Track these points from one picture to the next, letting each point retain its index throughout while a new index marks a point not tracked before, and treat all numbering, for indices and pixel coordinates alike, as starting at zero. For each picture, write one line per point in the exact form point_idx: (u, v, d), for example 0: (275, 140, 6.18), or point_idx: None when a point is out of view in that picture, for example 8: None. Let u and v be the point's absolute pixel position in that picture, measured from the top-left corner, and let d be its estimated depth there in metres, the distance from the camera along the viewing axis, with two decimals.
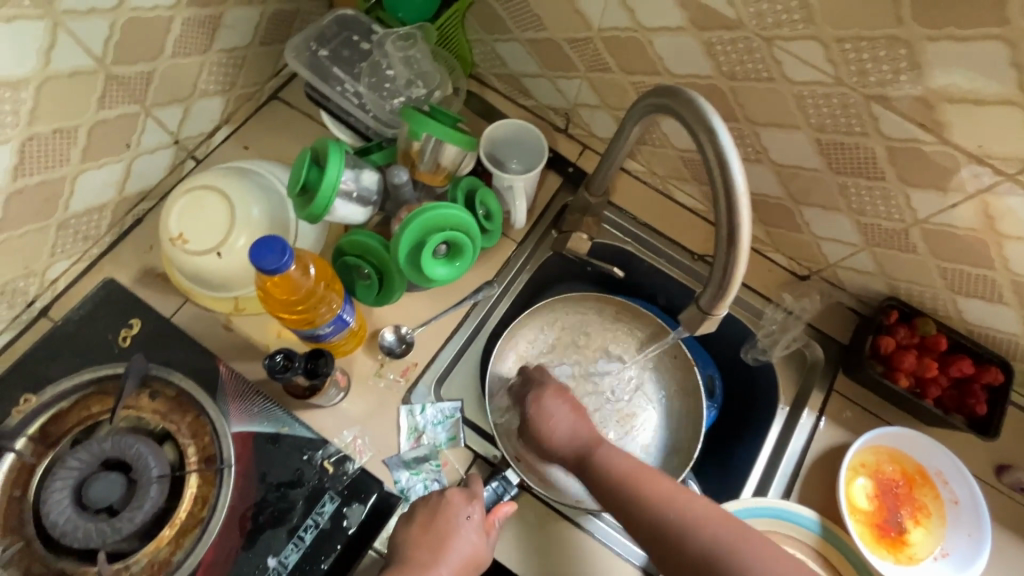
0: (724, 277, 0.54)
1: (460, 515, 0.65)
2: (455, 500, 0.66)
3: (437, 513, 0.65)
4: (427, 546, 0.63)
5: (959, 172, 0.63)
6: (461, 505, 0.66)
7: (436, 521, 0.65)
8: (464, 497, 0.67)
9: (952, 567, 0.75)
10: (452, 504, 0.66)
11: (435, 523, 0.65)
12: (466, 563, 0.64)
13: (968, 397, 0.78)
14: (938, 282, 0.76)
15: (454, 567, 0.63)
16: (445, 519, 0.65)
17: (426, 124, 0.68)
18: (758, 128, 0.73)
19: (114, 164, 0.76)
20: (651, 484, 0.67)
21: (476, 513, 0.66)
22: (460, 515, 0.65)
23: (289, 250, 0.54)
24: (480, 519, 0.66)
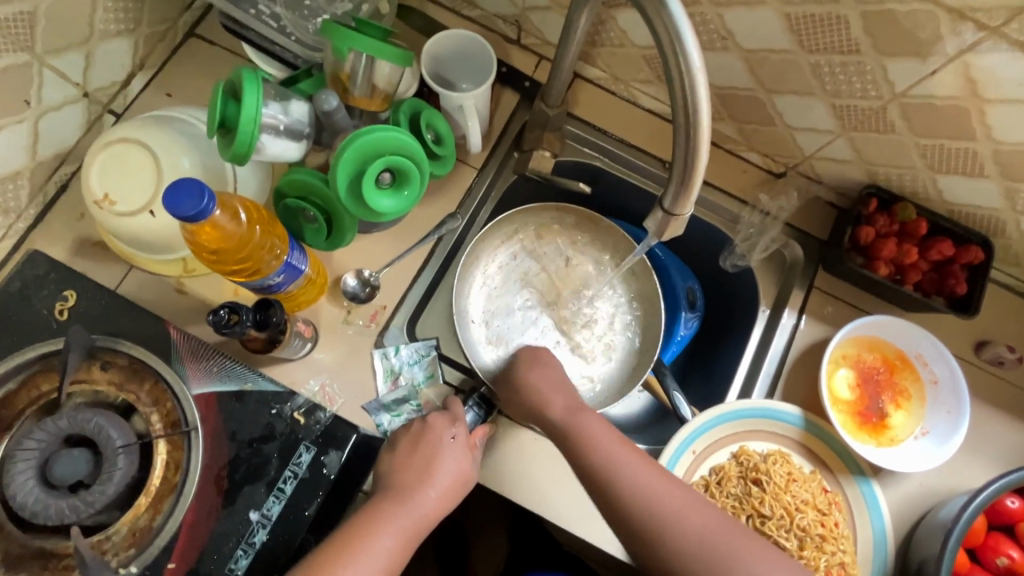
0: (685, 171, 0.49)
1: (444, 436, 0.66)
2: (437, 424, 0.67)
3: (420, 440, 0.66)
4: (414, 470, 0.64)
5: (938, 35, 0.57)
6: (444, 427, 0.67)
7: (421, 446, 0.65)
8: (446, 420, 0.68)
9: (933, 444, 0.76)
10: (436, 428, 0.67)
11: (418, 449, 0.65)
12: (454, 483, 0.65)
13: (947, 277, 0.77)
14: (918, 161, 0.73)
15: (440, 489, 0.64)
16: (428, 443, 0.65)
17: (351, 38, 0.60)
18: (721, 10, 0.66)
19: (16, 124, 0.69)
20: (632, 475, 0.62)
21: (460, 433, 0.68)
22: (444, 436, 0.66)
23: (208, 192, 0.49)
24: (464, 439, 0.68)
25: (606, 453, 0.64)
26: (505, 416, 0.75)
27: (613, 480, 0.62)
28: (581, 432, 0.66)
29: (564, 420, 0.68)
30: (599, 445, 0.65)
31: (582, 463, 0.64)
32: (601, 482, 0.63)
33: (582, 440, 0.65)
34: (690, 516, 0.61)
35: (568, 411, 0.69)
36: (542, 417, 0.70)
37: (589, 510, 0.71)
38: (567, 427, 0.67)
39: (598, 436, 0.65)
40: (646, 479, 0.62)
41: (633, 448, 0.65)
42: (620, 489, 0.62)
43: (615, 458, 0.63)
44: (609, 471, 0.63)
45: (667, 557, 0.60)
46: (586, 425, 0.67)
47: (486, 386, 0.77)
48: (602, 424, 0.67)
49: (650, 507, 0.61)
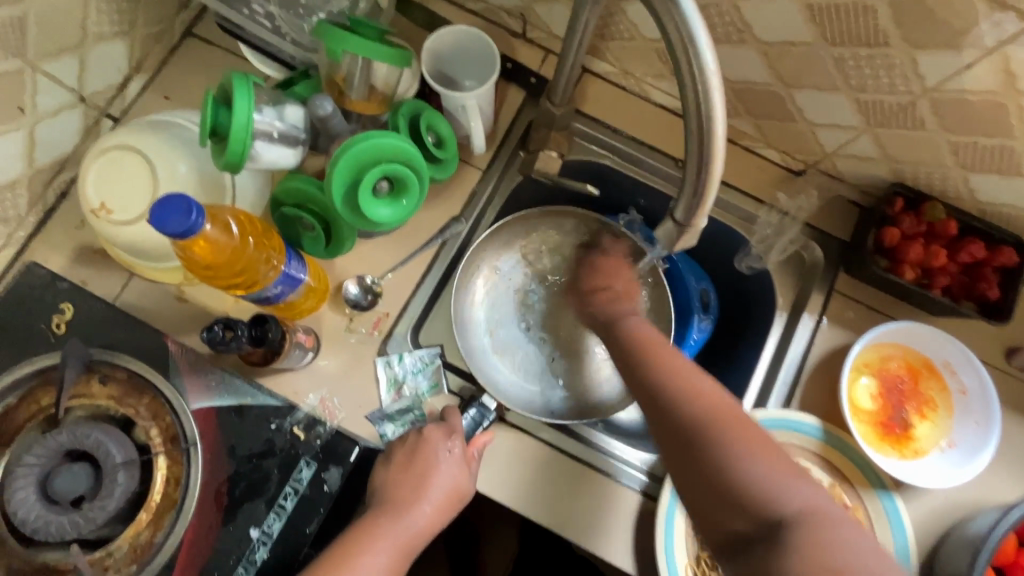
0: (699, 180, 0.46)
1: (439, 450, 0.63)
2: (434, 437, 0.64)
3: (416, 454, 0.63)
4: (408, 484, 0.62)
5: (974, 25, 0.53)
6: (440, 441, 0.64)
7: (415, 460, 0.63)
8: (443, 432, 0.65)
9: (960, 457, 0.72)
10: (431, 441, 0.64)
11: (414, 463, 0.63)
12: (449, 497, 0.63)
13: (978, 281, 0.72)
14: (949, 159, 0.68)
15: (435, 503, 0.63)
16: (424, 457, 0.63)
17: (346, 41, 0.57)
18: (738, 1, 0.62)
19: (12, 132, 0.67)
20: (663, 358, 0.64)
21: (457, 446, 0.64)
22: (440, 450, 0.63)
23: (196, 207, 0.47)
24: (461, 453, 0.64)
25: (649, 347, 0.66)
26: (508, 424, 0.73)
27: (649, 368, 0.63)
28: (624, 330, 0.69)
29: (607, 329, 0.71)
30: (674, 380, 0.61)
31: (646, 398, 0.62)
32: (663, 414, 0.60)
33: (626, 332, 0.69)
34: (791, 484, 0.54)
35: (641, 347, 0.66)
36: (620, 353, 0.68)
37: (594, 523, 0.69)
38: (640, 366, 0.64)
39: (648, 335, 0.68)
40: (723, 414, 0.58)
41: (672, 349, 0.66)
42: (656, 368, 0.63)
43: (693, 391, 0.60)
44: (710, 409, 0.59)
45: (682, 430, 0.58)
46: (627, 325, 0.70)
47: (487, 393, 0.73)
48: (645, 326, 0.69)
49: (672, 387, 0.61)
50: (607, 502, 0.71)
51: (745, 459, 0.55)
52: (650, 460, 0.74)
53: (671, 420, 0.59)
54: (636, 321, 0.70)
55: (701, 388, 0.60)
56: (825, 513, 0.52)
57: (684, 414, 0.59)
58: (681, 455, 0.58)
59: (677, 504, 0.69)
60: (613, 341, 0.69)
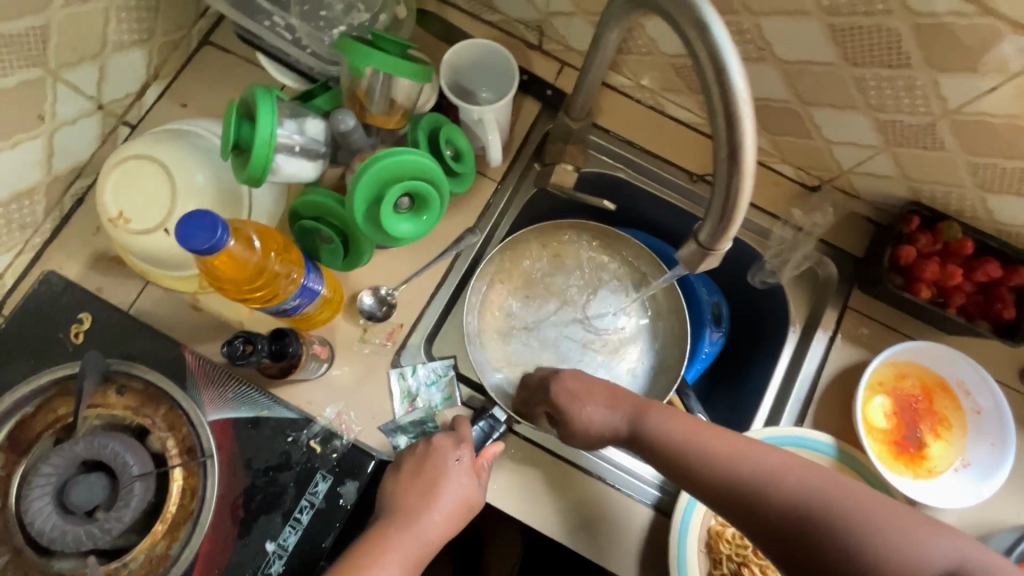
0: (725, 207, 0.46)
1: (448, 458, 0.63)
2: (442, 446, 0.64)
3: (425, 462, 0.63)
4: (417, 493, 0.62)
5: (998, 49, 0.53)
6: (449, 450, 0.64)
7: (425, 469, 0.63)
8: (451, 441, 0.65)
9: (974, 478, 0.72)
10: (441, 450, 0.64)
11: (423, 471, 0.63)
12: (458, 507, 0.63)
13: (993, 301, 0.72)
14: (967, 180, 0.68)
15: (445, 513, 0.62)
16: (434, 466, 0.63)
17: (368, 56, 0.58)
18: (759, 20, 0.62)
19: (31, 140, 0.67)
20: (703, 440, 0.61)
21: (465, 455, 0.64)
22: (449, 459, 0.63)
23: (221, 223, 0.47)
24: (469, 462, 0.64)
25: (682, 439, 0.62)
26: (519, 436, 0.72)
27: (699, 461, 0.60)
28: (640, 429, 0.65)
29: (631, 438, 0.65)
30: (727, 464, 0.58)
31: (719, 503, 0.58)
32: (748, 516, 0.56)
33: (645, 426, 0.65)
34: (902, 515, 0.49)
35: (662, 453, 0.62)
36: (654, 458, 0.63)
37: (603, 536, 0.69)
38: (677, 462, 0.61)
39: (677, 425, 0.63)
40: (801, 487, 0.54)
41: (699, 428, 0.62)
42: (695, 460, 0.60)
43: (726, 454, 0.59)
44: (779, 476, 0.55)
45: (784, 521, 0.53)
46: (641, 423, 0.65)
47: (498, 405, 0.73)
48: (660, 411, 0.65)
49: (730, 474, 0.58)
50: (618, 517, 0.70)
51: (869, 524, 0.50)
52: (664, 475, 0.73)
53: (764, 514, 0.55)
54: (655, 413, 0.65)
55: (751, 471, 0.57)
56: (944, 538, 0.47)
57: (769, 509, 0.55)
58: (800, 552, 0.52)
59: (690, 522, 0.68)
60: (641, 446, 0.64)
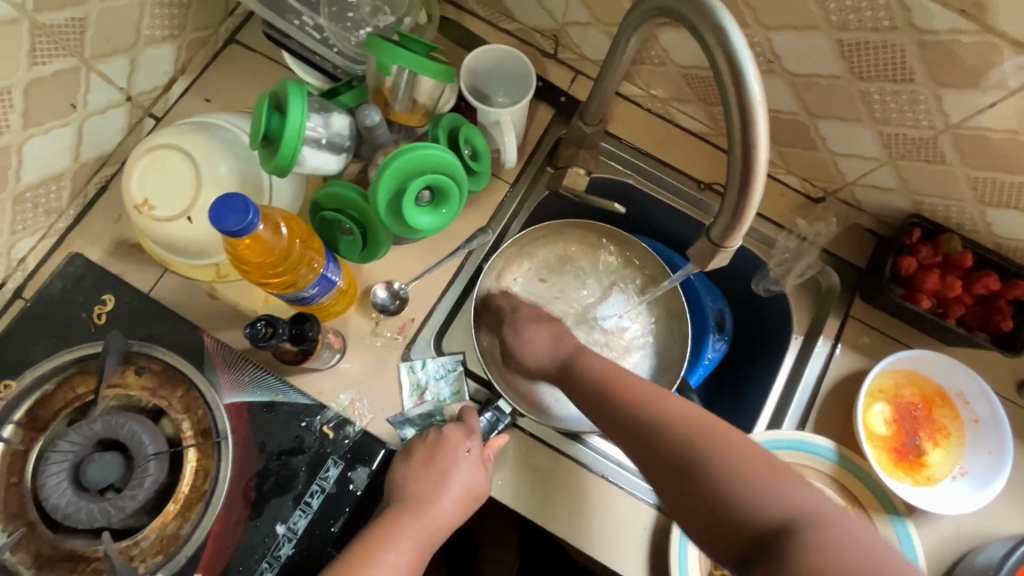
0: (738, 206, 0.48)
1: (459, 449, 0.65)
2: (453, 437, 0.65)
3: (437, 451, 0.64)
4: (429, 481, 0.63)
5: (998, 67, 0.55)
6: (460, 440, 0.65)
7: (436, 458, 0.64)
8: (462, 432, 0.66)
9: (972, 486, 0.73)
10: (452, 440, 0.65)
11: (434, 460, 0.64)
12: (466, 496, 0.64)
13: (992, 313, 0.74)
14: (967, 194, 0.70)
15: (454, 500, 0.63)
16: (444, 455, 0.64)
17: (395, 54, 0.60)
18: (770, 33, 0.65)
19: (62, 127, 0.69)
20: (630, 385, 0.66)
21: (475, 447, 0.66)
22: (459, 450, 0.65)
23: (253, 207, 0.49)
24: (478, 453, 0.66)
25: (613, 374, 0.68)
26: (523, 431, 0.73)
27: (616, 397, 0.66)
28: (580, 366, 0.71)
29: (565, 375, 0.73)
30: (639, 409, 0.63)
31: (620, 428, 0.64)
32: (649, 449, 0.61)
33: (584, 367, 0.71)
34: (774, 486, 0.54)
35: (601, 377, 0.69)
36: (579, 385, 0.70)
37: (607, 535, 0.70)
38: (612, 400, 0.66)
39: (608, 365, 0.70)
40: (702, 429, 0.60)
41: (630, 375, 0.68)
42: (619, 399, 0.65)
43: (646, 404, 0.64)
44: (684, 428, 0.60)
45: (671, 457, 0.59)
46: (581, 363, 0.72)
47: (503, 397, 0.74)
48: (600, 359, 0.72)
49: (640, 412, 0.63)
50: (620, 513, 0.71)
51: (742, 476, 0.55)
52: None
53: (658, 448, 0.60)
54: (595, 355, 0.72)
55: (665, 413, 0.62)
56: (813, 510, 0.52)
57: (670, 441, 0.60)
58: (682, 487, 0.57)
59: None
60: (574, 386, 0.71)
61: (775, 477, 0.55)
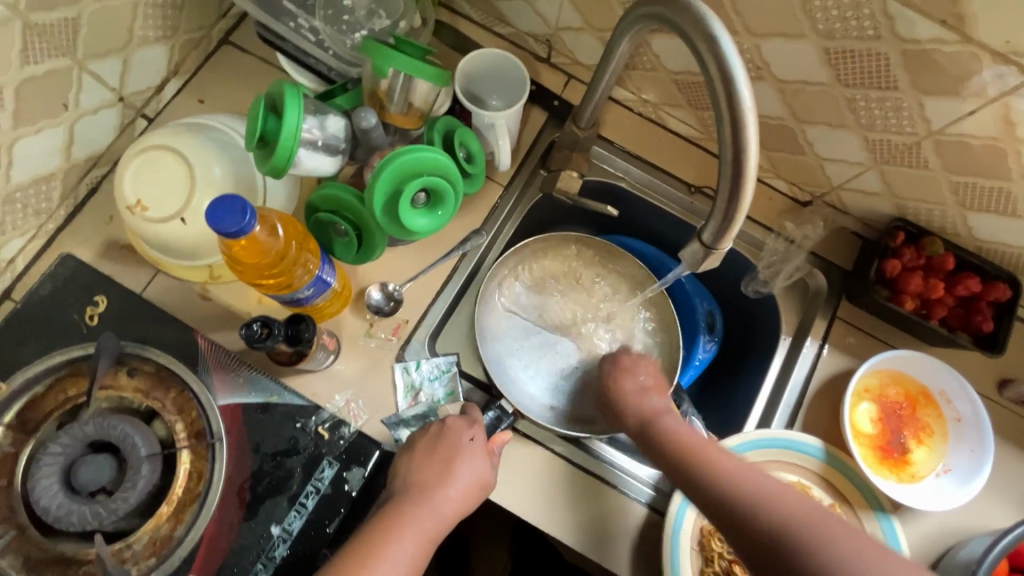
0: (729, 209, 0.49)
1: (463, 437, 0.65)
2: (456, 426, 0.66)
3: (440, 440, 0.65)
4: (432, 469, 0.63)
5: (978, 76, 0.57)
6: (462, 429, 0.66)
7: (439, 447, 0.64)
8: (464, 422, 0.67)
9: (955, 483, 0.75)
10: (454, 429, 0.66)
11: (437, 449, 0.64)
12: (473, 486, 0.64)
13: (973, 314, 0.76)
14: (949, 199, 0.72)
15: (461, 489, 0.63)
16: (447, 445, 0.64)
17: (392, 58, 0.61)
18: (759, 40, 0.66)
19: (54, 127, 0.69)
20: (716, 457, 0.64)
21: (479, 435, 0.66)
22: (462, 438, 0.65)
23: (250, 209, 0.50)
24: (483, 442, 0.66)
25: (698, 450, 0.65)
26: (519, 433, 0.74)
27: (704, 471, 0.63)
28: (661, 432, 0.69)
29: (643, 430, 0.71)
30: (722, 481, 0.61)
31: (706, 504, 0.61)
32: (735, 530, 0.58)
33: (666, 437, 0.68)
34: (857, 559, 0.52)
35: (681, 453, 0.65)
36: (663, 457, 0.67)
37: (601, 534, 0.71)
38: (689, 458, 0.64)
39: (689, 437, 0.67)
40: (785, 500, 0.57)
41: (715, 447, 0.66)
42: (701, 471, 0.63)
43: (729, 477, 0.61)
44: (776, 503, 0.57)
45: (766, 537, 0.56)
46: (664, 426, 0.69)
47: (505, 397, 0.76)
48: (687, 427, 0.69)
49: (728, 484, 0.60)
50: (615, 512, 0.72)
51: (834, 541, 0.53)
52: (658, 475, 0.75)
53: (751, 531, 0.57)
54: (672, 417, 0.70)
55: (755, 482, 0.60)
56: None
57: (755, 515, 0.57)
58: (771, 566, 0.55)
59: (683, 521, 0.70)
60: (656, 451, 0.68)
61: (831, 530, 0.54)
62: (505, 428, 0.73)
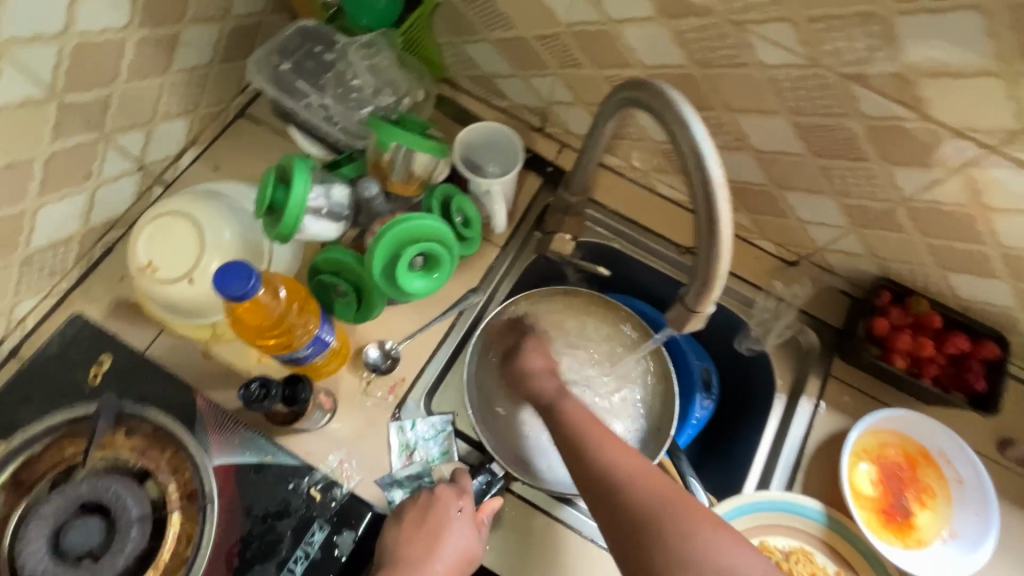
0: (708, 272, 0.51)
1: (451, 508, 0.65)
2: (444, 495, 0.66)
3: (429, 511, 0.64)
4: (421, 542, 0.62)
5: (943, 149, 0.60)
6: (451, 500, 0.66)
7: (427, 519, 0.63)
8: (453, 492, 0.66)
9: (962, 549, 0.73)
10: (443, 499, 0.65)
11: (425, 520, 0.63)
12: (460, 560, 0.63)
13: (965, 372, 0.77)
14: (929, 259, 0.75)
15: (447, 564, 0.62)
16: (436, 515, 0.64)
17: (393, 133, 0.66)
18: (735, 115, 0.71)
19: (75, 195, 0.73)
20: (603, 441, 0.63)
21: (467, 506, 0.66)
22: (451, 509, 0.65)
23: (254, 274, 0.52)
24: (471, 513, 0.66)
25: (580, 426, 0.65)
26: (513, 495, 0.73)
27: (587, 452, 0.63)
28: (559, 412, 0.67)
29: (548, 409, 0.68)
30: (611, 464, 0.61)
31: (585, 487, 0.62)
32: (609, 507, 0.60)
33: (560, 419, 0.67)
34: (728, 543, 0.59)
35: (568, 435, 0.65)
36: (556, 434, 0.66)
37: None
38: (576, 452, 0.63)
39: (580, 412, 0.66)
40: (660, 496, 0.60)
41: (600, 427, 0.65)
42: (592, 456, 0.62)
43: (611, 463, 0.62)
44: (654, 497, 0.59)
45: (630, 514, 0.59)
46: (559, 407, 0.68)
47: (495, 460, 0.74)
48: (579, 402, 0.68)
49: (612, 469, 0.61)
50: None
51: (702, 534, 0.58)
52: None
53: (622, 511, 0.59)
54: (569, 400, 0.68)
55: (619, 470, 0.61)
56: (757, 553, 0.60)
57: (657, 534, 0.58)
58: (631, 540, 0.59)
59: None
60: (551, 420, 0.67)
61: (693, 519, 0.59)
62: (494, 494, 0.71)
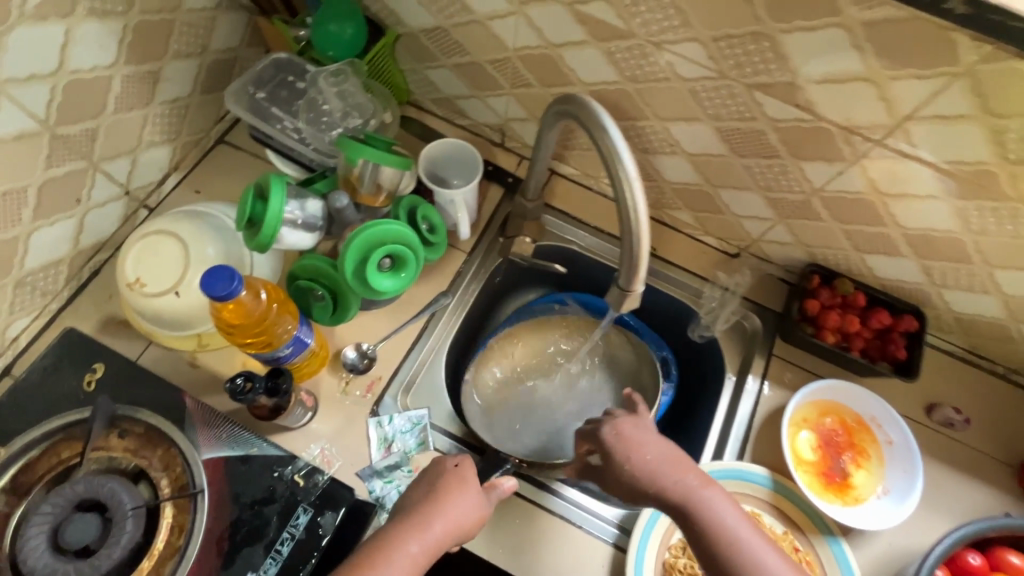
0: (631, 254, 0.60)
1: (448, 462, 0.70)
2: (440, 457, 0.72)
3: (431, 468, 0.70)
4: (431, 489, 0.67)
5: (839, 145, 0.70)
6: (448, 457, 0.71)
7: (429, 473, 0.70)
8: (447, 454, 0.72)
9: (894, 503, 0.80)
10: (440, 460, 0.71)
11: (428, 475, 0.69)
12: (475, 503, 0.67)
13: (888, 343, 0.86)
14: (846, 244, 0.84)
15: (466, 507, 0.66)
16: (437, 470, 0.70)
17: (362, 151, 0.74)
18: (667, 124, 0.80)
19: (66, 220, 0.79)
20: (763, 552, 0.63)
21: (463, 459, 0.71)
22: (449, 463, 0.70)
23: (236, 276, 0.59)
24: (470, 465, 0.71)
25: (737, 533, 0.63)
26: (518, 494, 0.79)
27: (737, 554, 0.63)
28: (704, 510, 0.64)
29: (681, 504, 0.65)
30: (754, 567, 0.62)
31: None
32: None
33: (704, 517, 0.64)
34: None
35: (724, 538, 0.63)
36: (702, 534, 0.64)
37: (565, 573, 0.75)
38: (727, 550, 0.63)
39: (722, 511, 0.64)
40: None
41: (751, 533, 0.64)
42: (739, 556, 0.63)
43: (761, 567, 0.62)
44: None
45: None
46: (707, 501, 0.65)
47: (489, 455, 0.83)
48: (724, 498, 0.66)
49: (763, 574, 0.62)
50: (576, 550, 0.76)
51: None
52: (623, 514, 0.79)
53: None
54: (715, 491, 0.66)
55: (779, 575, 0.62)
56: None
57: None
58: None
59: (646, 547, 0.75)
60: (692, 517, 0.64)
61: None
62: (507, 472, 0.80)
